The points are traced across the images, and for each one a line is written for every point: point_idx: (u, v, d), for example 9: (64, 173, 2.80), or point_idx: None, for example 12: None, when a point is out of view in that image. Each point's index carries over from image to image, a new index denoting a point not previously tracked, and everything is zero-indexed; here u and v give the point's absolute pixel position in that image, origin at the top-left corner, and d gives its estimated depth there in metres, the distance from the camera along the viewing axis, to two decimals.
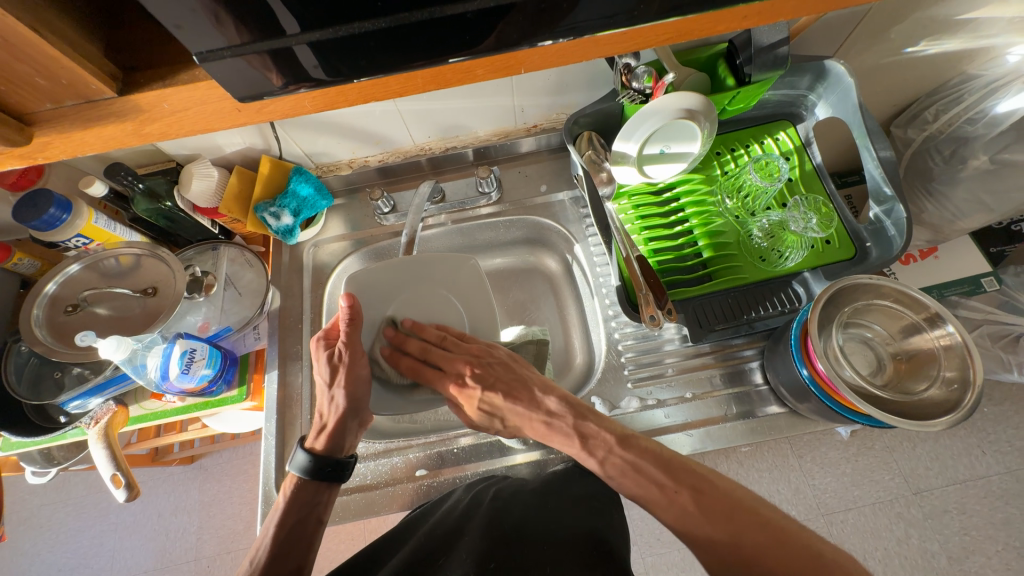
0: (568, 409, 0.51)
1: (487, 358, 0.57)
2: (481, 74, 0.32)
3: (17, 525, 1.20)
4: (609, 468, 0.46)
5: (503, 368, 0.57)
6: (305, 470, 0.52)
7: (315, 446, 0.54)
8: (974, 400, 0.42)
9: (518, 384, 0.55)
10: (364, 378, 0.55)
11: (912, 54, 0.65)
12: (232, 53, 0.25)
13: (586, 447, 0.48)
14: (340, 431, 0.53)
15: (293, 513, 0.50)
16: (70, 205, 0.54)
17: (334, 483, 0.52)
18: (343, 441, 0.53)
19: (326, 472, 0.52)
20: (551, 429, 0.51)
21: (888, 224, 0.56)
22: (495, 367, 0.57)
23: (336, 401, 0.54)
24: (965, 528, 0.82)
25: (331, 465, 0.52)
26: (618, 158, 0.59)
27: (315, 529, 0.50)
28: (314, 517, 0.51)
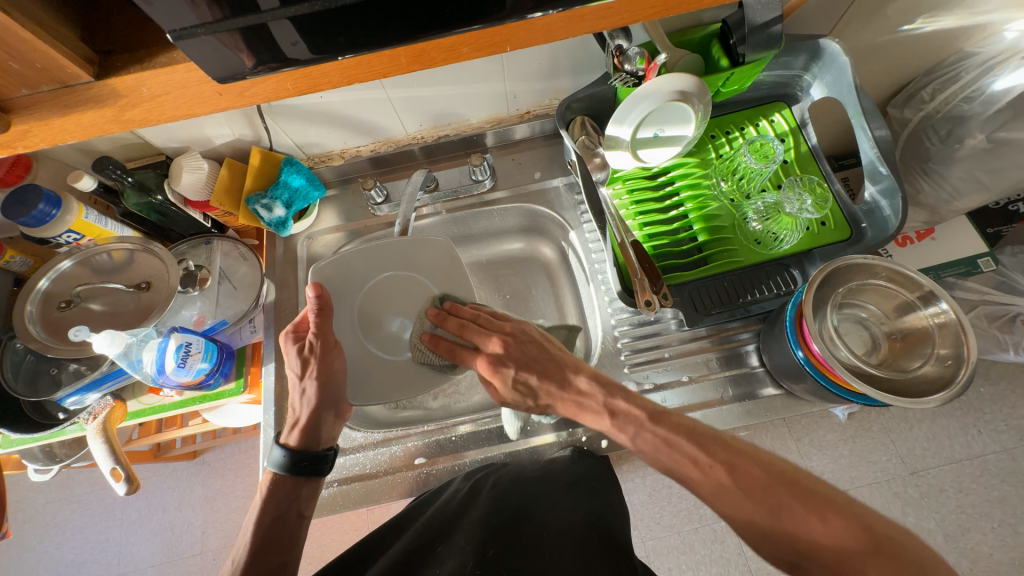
0: (599, 389, 0.52)
1: (520, 336, 0.58)
2: (466, 53, 0.32)
3: (23, 523, 1.21)
4: (639, 443, 0.47)
5: (534, 345, 0.58)
6: (282, 466, 0.52)
7: (290, 441, 0.54)
8: (968, 376, 0.42)
9: (553, 365, 0.56)
10: (332, 371, 0.55)
11: (909, 32, 0.64)
12: (206, 31, 0.25)
13: (617, 424, 0.49)
14: (313, 427, 0.54)
15: (272, 508, 0.51)
16: (59, 200, 0.54)
17: (311, 479, 0.53)
18: (319, 435, 0.54)
19: (304, 467, 0.52)
20: (582, 408, 0.52)
21: (883, 203, 0.55)
22: (528, 346, 0.58)
23: (308, 393, 0.55)
24: (961, 506, 0.83)
25: (307, 459, 0.52)
26: (612, 143, 0.59)
27: (295, 526, 0.50)
28: (294, 513, 0.51)
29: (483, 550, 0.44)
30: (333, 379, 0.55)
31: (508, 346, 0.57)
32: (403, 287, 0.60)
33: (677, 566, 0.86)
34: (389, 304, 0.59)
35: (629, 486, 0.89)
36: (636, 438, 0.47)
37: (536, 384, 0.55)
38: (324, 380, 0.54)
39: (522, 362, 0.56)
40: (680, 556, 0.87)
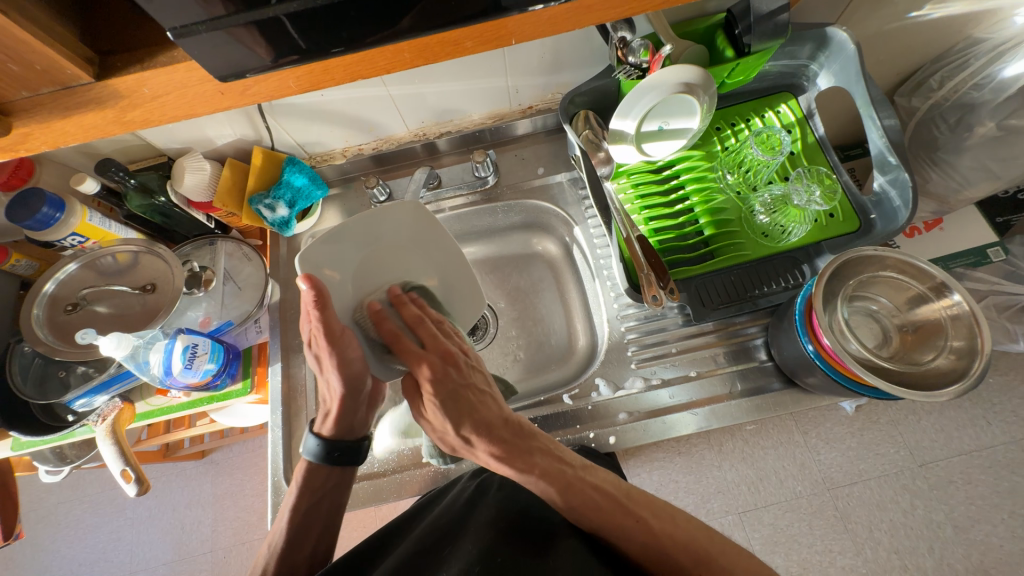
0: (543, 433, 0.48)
1: (472, 358, 0.52)
2: (470, 47, 0.32)
3: (36, 523, 1.22)
4: (569, 497, 0.43)
5: (479, 373, 0.51)
6: (316, 456, 0.51)
7: (323, 430, 0.52)
8: (982, 368, 0.42)
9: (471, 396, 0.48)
10: (350, 360, 0.49)
11: (917, 19, 0.63)
12: (207, 28, 0.24)
13: (547, 480, 0.43)
14: (345, 416, 0.52)
15: (307, 497, 0.50)
16: (63, 203, 0.54)
17: (347, 467, 0.52)
18: (352, 423, 0.52)
19: (338, 457, 0.51)
20: (508, 454, 0.44)
21: (892, 194, 0.54)
22: (472, 370, 0.51)
23: (332, 384, 0.50)
24: (971, 497, 0.83)
25: (341, 449, 0.51)
26: (616, 137, 0.58)
27: (329, 511, 0.51)
28: (328, 499, 0.51)
29: (491, 552, 0.43)
30: (355, 369, 0.50)
31: (444, 373, 0.49)
32: (391, 256, 0.58)
33: None
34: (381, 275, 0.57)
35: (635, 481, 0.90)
36: (568, 495, 0.43)
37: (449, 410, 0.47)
38: (346, 370, 0.49)
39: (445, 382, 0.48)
40: None
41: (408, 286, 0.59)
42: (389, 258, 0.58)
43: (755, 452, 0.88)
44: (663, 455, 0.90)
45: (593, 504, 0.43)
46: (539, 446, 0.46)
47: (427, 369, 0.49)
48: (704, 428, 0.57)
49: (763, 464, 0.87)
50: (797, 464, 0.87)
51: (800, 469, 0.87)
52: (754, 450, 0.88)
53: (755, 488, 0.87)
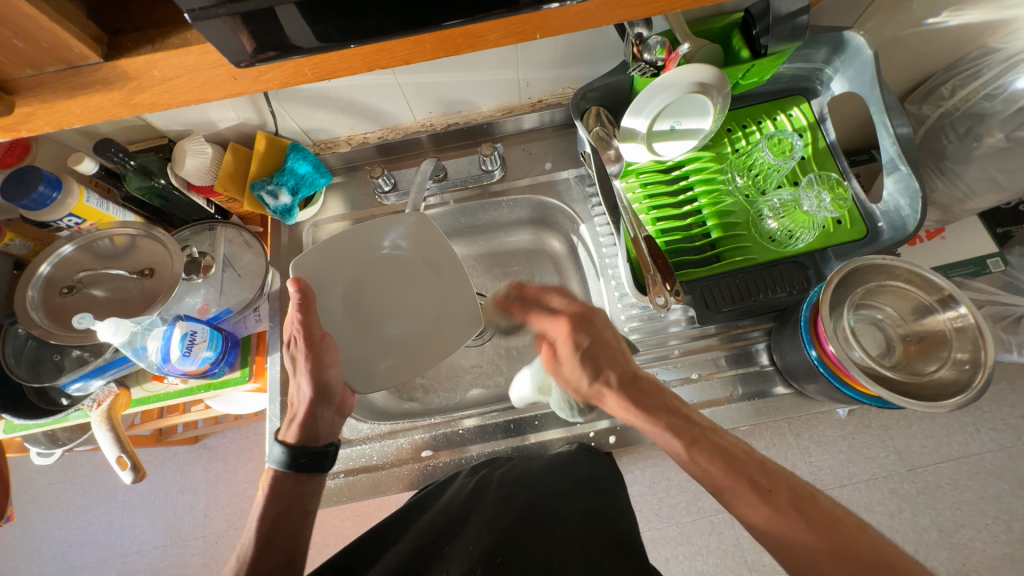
0: (661, 386, 0.50)
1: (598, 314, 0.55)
2: (492, 40, 0.31)
3: (26, 504, 1.21)
4: (695, 455, 0.44)
5: (610, 331, 0.53)
6: (282, 463, 0.52)
7: (288, 438, 0.54)
8: (985, 380, 0.42)
9: (613, 351, 0.52)
10: (324, 365, 0.54)
11: (933, 26, 0.62)
12: (225, 11, 0.23)
13: (683, 444, 0.45)
14: (311, 421, 0.54)
15: (275, 504, 0.50)
16: (60, 183, 0.52)
17: (311, 474, 0.52)
18: (317, 430, 0.54)
19: (304, 462, 0.52)
20: (638, 410, 0.48)
21: (902, 203, 0.54)
22: (605, 330, 0.53)
23: (302, 389, 0.53)
24: (957, 502, 0.84)
25: (306, 455, 0.52)
26: (627, 135, 0.57)
27: (302, 517, 0.50)
28: (300, 505, 0.51)
29: (491, 556, 0.42)
30: (326, 376, 0.54)
31: (580, 323, 0.54)
32: (374, 271, 0.61)
33: (674, 557, 0.88)
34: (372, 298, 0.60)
35: (629, 478, 0.91)
36: (695, 456, 0.44)
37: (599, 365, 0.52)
38: (315, 371, 0.53)
39: (596, 339, 0.53)
40: (678, 547, 0.88)
41: (400, 307, 0.60)
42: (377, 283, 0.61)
43: None
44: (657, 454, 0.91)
45: (732, 463, 0.42)
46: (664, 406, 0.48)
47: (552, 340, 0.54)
48: None
49: None
50: (789, 465, 0.88)
51: (792, 470, 0.88)
52: None
53: None
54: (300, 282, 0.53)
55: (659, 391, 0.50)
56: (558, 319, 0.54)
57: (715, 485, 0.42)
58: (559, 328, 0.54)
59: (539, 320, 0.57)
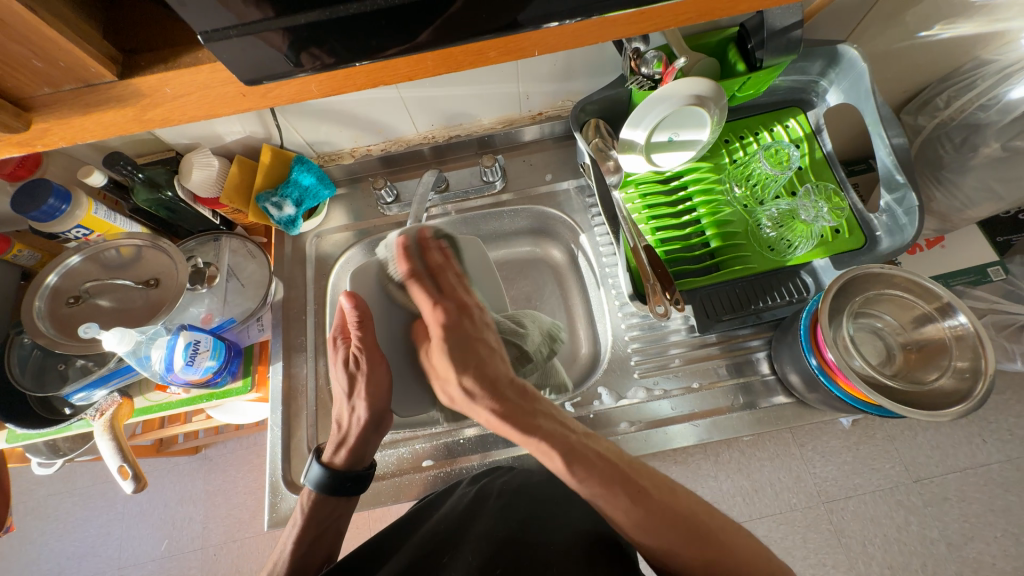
0: (539, 394, 0.48)
1: (482, 317, 0.54)
2: (493, 56, 0.31)
3: (25, 515, 1.21)
4: (575, 470, 0.42)
5: (485, 330, 0.53)
6: (322, 487, 0.52)
7: (332, 460, 0.54)
8: (985, 389, 0.42)
9: (465, 344, 0.50)
10: (383, 386, 0.55)
11: (926, 39, 0.63)
12: (237, 32, 0.24)
13: (547, 443, 0.43)
14: (360, 445, 0.54)
15: (313, 527, 0.52)
16: (69, 195, 0.53)
17: (349, 498, 0.53)
18: (365, 452, 0.55)
19: (347, 486, 0.52)
20: (512, 411, 0.45)
21: (900, 212, 0.54)
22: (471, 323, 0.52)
23: (357, 412, 0.54)
24: (964, 515, 0.83)
25: (351, 479, 0.53)
26: (626, 147, 0.58)
27: (333, 540, 0.53)
28: (332, 528, 0.53)
29: (491, 563, 0.43)
30: (382, 403, 0.55)
31: (454, 322, 0.51)
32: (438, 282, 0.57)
33: None
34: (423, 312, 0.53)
35: None
36: (566, 460, 0.42)
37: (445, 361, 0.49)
38: (372, 398, 0.54)
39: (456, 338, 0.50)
40: None
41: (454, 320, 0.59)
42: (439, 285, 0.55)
43: (751, 464, 0.88)
44: (659, 465, 0.90)
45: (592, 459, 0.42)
46: (541, 410, 0.46)
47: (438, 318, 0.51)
48: (704, 440, 0.57)
49: (759, 475, 0.87)
50: (793, 476, 0.87)
51: (796, 481, 0.87)
52: (750, 461, 0.88)
53: (750, 500, 0.87)
54: (355, 298, 0.54)
55: (545, 403, 0.47)
56: (436, 310, 0.52)
57: (585, 488, 0.42)
58: (437, 313, 0.51)
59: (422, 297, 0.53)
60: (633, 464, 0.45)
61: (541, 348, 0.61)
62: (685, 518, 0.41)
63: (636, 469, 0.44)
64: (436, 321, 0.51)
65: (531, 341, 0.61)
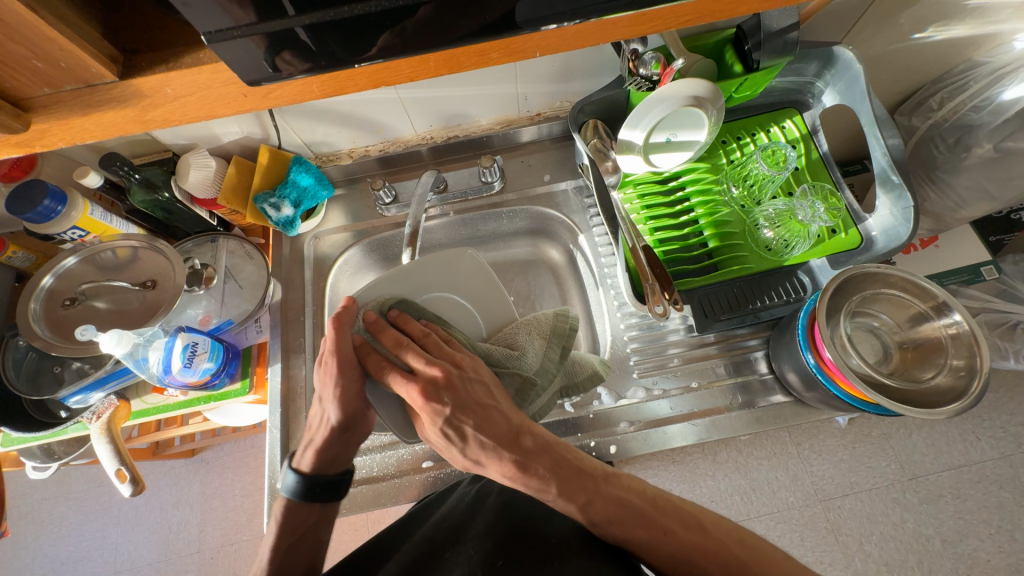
0: (547, 450, 0.45)
1: (468, 371, 0.50)
2: (493, 57, 0.32)
3: (19, 520, 1.19)
4: (592, 513, 0.43)
5: (478, 386, 0.49)
6: (295, 492, 0.51)
7: (303, 465, 0.52)
8: (981, 387, 0.43)
9: (474, 409, 0.47)
10: (352, 393, 0.50)
11: (920, 41, 0.64)
12: (241, 33, 0.24)
13: (565, 493, 0.43)
14: (328, 449, 0.51)
15: (288, 535, 0.50)
16: (65, 196, 0.53)
17: (326, 503, 0.52)
18: (332, 456, 0.52)
19: (317, 492, 0.51)
20: (525, 472, 0.44)
21: (895, 213, 0.55)
22: (472, 386, 0.48)
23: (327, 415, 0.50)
24: (959, 512, 0.84)
25: (320, 485, 0.51)
26: (624, 147, 0.58)
27: (314, 546, 0.51)
28: (312, 535, 0.51)
29: (491, 559, 0.43)
30: (351, 408, 0.50)
31: (445, 391, 0.47)
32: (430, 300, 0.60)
33: None
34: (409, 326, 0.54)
35: None
36: (587, 508, 0.43)
37: (465, 432, 0.46)
38: (341, 405, 0.49)
39: (460, 401, 0.47)
40: None
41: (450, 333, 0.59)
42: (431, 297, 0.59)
43: (749, 463, 0.89)
44: (657, 465, 0.90)
45: (621, 504, 0.43)
46: (554, 466, 0.44)
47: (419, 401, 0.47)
48: (703, 439, 0.57)
49: (757, 474, 0.88)
50: (790, 475, 0.88)
51: (793, 480, 0.87)
52: (749, 460, 0.89)
53: (748, 498, 0.87)
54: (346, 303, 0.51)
55: (557, 451, 0.46)
56: (413, 388, 0.47)
57: (607, 529, 0.43)
58: (416, 397, 0.47)
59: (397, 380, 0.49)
60: (660, 500, 0.45)
61: (549, 358, 0.54)
62: (715, 549, 0.42)
63: (663, 505, 0.45)
64: (417, 404, 0.47)
65: (534, 357, 0.54)
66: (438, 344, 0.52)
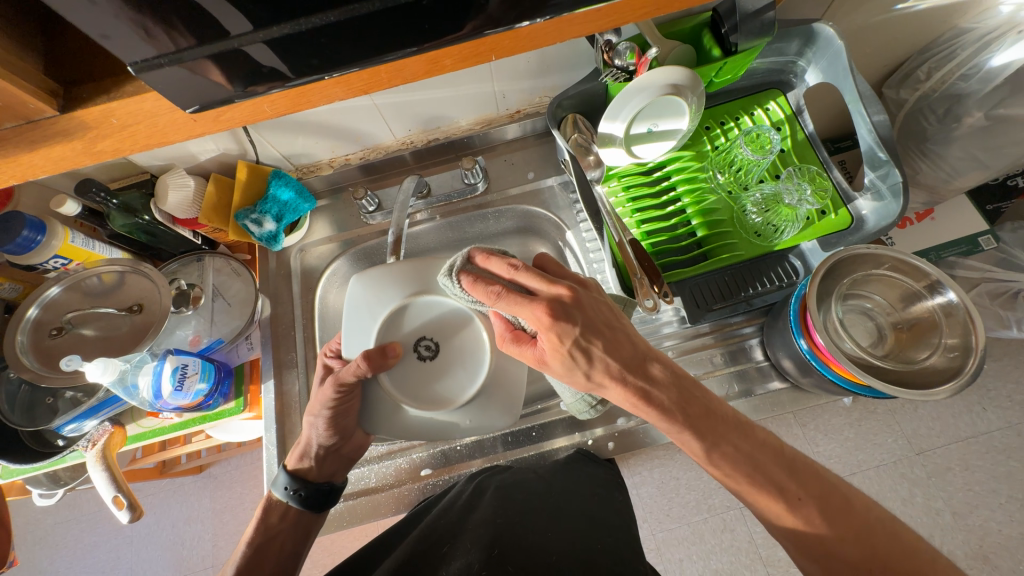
0: (678, 385, 0.44)
1: (592, 293, 0.47)
2: (449, 64, 0.31)
3: (33, 545, 1.20)
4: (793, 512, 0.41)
5: (605, 307, 0.47)
6: (283, 491, 0.54)
7: (296, 467, 0.56)
8: (976, 365, 0.42)
9: (621, 334, 0.46)
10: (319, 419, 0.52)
11: (903, 11, 0.62)
12: (169, 62, 0.24)
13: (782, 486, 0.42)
14: (320, 461, 0.55)
15: (260, 533, 0.54)
16: (44, 225, 0.52)
17: (310, 512, 0.55)
18: (322, 469, 0.55)
19: (299, 497, 0.54)
20: (648, 400, 0.44)
21: (884, 189, 0.54)
22: (599, 306, 0.46)
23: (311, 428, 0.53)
24: (968, 484, 0.83)
25: (301, 491, 0.54)
26: (606, 140, 0.57)
27: (281, 549, 0.54)
28: (280, 541, 0.54)
29: (488, 550, 0.44)
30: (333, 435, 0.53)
31: (576, 298, 0.45)
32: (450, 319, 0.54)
33: (687, 557, 0.87)
34: (423, 380, 0.53)
35: (636, 480, 0.90)
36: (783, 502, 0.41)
37: (601, 355, 0.44)
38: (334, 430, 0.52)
39: (589, 322, 0.44)
40: (691, 547, 0.87)
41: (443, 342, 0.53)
42: (445, 363, 0.53)
43: None
44: (662, 454, 0.90)
45: (853, 513, 0.40)
46: (777, 455, 0.43)
47: (535, 356, 0.47)
48: None
49: None
50: None
51: None
52: None
53: None
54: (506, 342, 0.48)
55: (699, 396, 0.45)
56: (554, 289, 0.45)
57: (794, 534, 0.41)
58: (526, 352, 0.47)
59: (530, 277, 0.45)
60: (823, 499, 0.41)
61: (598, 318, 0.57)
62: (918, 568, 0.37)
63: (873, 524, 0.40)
64: (542, 324, 0.43)
65: None
66: (556, 266, 0.50)
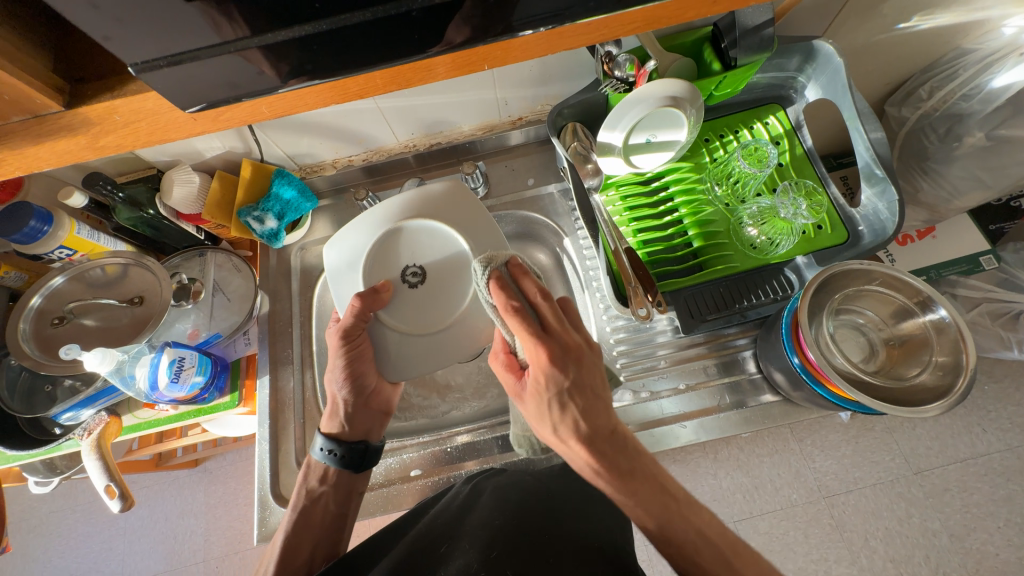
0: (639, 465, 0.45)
1: (592, 353, 0.47)
2: (442, 72, 0.32)
3: (27, 533, 1.21)
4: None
5: (599, 373, 0.47)
6: (323, 456, 0.54)
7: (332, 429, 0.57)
8: (967, 383, 0.42)
9: (602, 405, 0.46)
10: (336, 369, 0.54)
11: (905, 30, 0.63)
12: (166, 64, 0.25)
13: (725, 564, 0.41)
14: (354, 417, 0.56)
15: (301, 505, 0.54)
16: (51, 216, 0.53)
17: (355, 472, 0.55)
18: (357, 425, 0.56)
19: (341, 459, 0.54)
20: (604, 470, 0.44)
21: (880, 206, 0.54)
22: (594, 370, 0.46)
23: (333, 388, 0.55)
24: (967, 505, 0.82)
25: (343, 448, 0.54)
26: (605, 149, 0.58)
27: (327, 519, 0.53)
28: (322, 511, 0.54)
29: (486, 551, 0.43)
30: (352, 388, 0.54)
31: (576, 349, 0.45)
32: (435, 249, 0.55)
33: None
34: (418, 310, 0.54)
35: None
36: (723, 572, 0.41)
37: (575, 416, 0.45)
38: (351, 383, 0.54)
39: (579, 381, 0.45)
40: None
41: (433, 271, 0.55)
42: (434, 287, 0.54)
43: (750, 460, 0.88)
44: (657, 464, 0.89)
45: None
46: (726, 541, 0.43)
47: (514, 388, 0.48)
48: (694, 440, 0.57)
49: (759, 472, 0.87)
50: (792, 472, 0.87)
51: (795, 477, 0.86)
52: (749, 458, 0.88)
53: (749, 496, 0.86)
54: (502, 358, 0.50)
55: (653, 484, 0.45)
56: (564, 334, 0.45)
57: None
58: (508, 378, 0.48)
59: (547, 312, 0.45)
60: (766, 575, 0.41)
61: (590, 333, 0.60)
62: None
63: None
64: (539, 362, 0.44)
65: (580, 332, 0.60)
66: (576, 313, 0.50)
